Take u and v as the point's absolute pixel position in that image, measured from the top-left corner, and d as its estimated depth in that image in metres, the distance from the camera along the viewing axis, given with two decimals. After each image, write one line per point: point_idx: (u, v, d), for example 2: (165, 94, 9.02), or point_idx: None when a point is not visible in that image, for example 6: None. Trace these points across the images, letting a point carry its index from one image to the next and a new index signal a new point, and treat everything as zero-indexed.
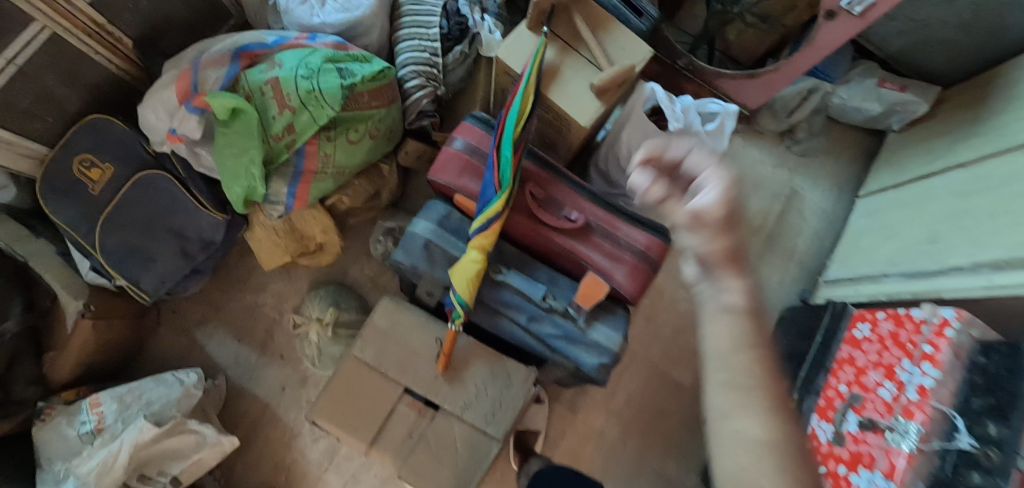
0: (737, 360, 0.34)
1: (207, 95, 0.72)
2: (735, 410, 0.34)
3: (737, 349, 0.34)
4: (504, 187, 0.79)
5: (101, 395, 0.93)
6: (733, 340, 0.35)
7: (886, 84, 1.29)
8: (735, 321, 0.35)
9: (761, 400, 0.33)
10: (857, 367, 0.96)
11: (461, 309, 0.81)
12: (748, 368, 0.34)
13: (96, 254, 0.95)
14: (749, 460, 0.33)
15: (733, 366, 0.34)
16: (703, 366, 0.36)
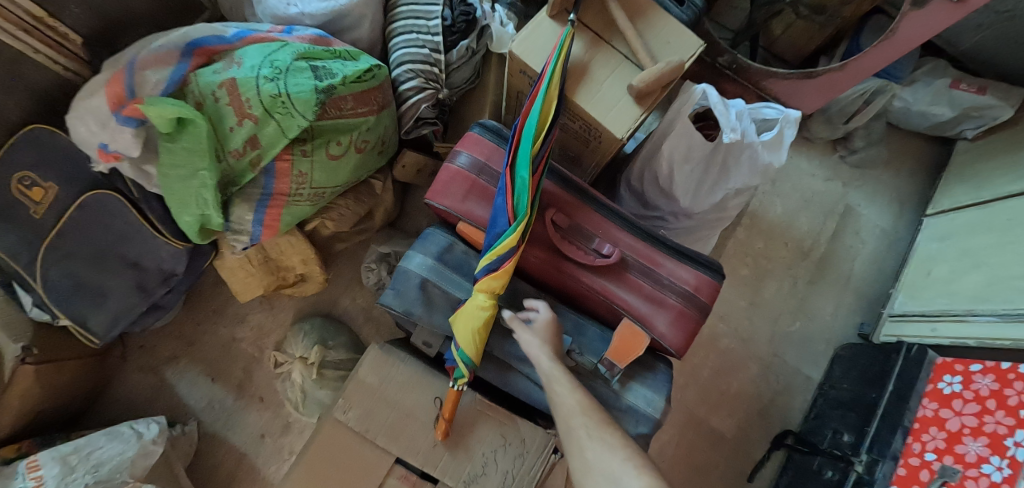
0: (564, 389, 0.55)
1: (142, 103, 0.57)
2: (584, 429, 0.51)
3: (558, 382, 0.56)
4: (520, 218, 0.61)
5: (41, 456, 0.77)
6: (554, 373, 0.58)
7: (960, 85, 1.11)
8: (551, 352, 0.61)
9: (580, 399, 0.54)
10: (950, 431, 0.78)
11: (464, 367, 0.65)
12: (570, 385, 0.56)
13: (37, 288, 0.80)
14: (613, 468, 0.47)
15: (558, 390, 0.56)
16: (557, 411, 0.55)
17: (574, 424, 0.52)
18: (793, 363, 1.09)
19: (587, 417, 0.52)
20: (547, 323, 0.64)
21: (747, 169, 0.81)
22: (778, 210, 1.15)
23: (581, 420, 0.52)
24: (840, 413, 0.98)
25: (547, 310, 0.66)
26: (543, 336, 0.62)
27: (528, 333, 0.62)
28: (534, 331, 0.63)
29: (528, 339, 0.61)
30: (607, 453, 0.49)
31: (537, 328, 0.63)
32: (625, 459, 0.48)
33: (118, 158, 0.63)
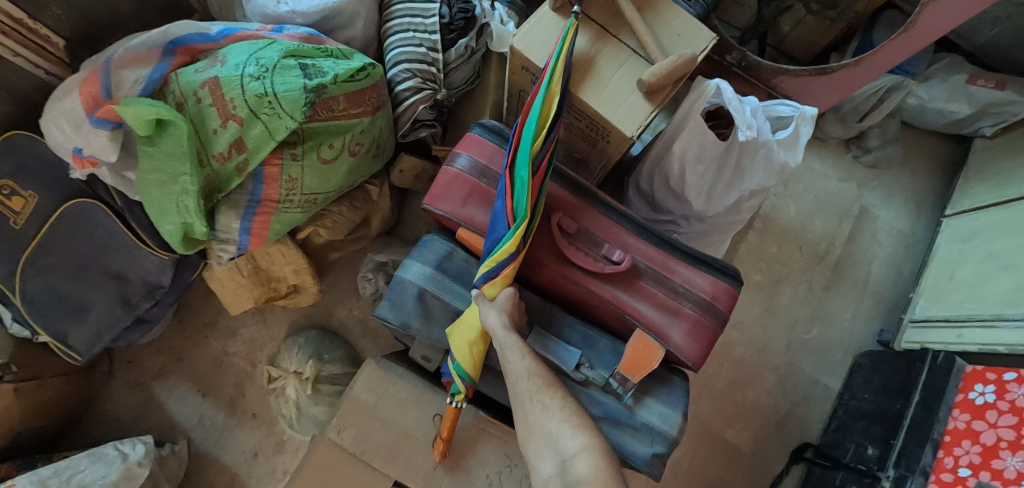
0: (517, 358, 0.54)
1: (116, 103, 0.54)
2: (535, 398, 0.52)
3: (512, 353, 0.54)
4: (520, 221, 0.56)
5: (18, 480, 0.73)
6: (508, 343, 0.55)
7: (977, 81, 1.07)
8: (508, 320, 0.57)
9: (532, 368, 0.53)
10: (985, 446, 0.72)
11: (461, 385, 0.60)
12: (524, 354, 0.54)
13: (16, 302, 0.76)
14: (561, 436, 0.49)
15: (510, 360, 0.54)
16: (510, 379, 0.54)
17: (522, 391, 0.52)
18: (812, 372, 1.04)
19: (535, 385, 0.52)
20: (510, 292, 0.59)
21: (763, 169, 0.77)
22: (791, 213, 1.11)
23: (527, 387, 0.52)
24: (863, 425, 0.93)
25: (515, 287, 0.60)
26: (504, 307, 0.57)
27: (488, 306, 0.57)
28: (494, 301, 0.58)
29: (487, 312, 0.57)
30: (548, 416, 0.50)
31: (497, 297, 0.59)
32: (563, 420, 0.50)
33: (94, 164, 0.59)
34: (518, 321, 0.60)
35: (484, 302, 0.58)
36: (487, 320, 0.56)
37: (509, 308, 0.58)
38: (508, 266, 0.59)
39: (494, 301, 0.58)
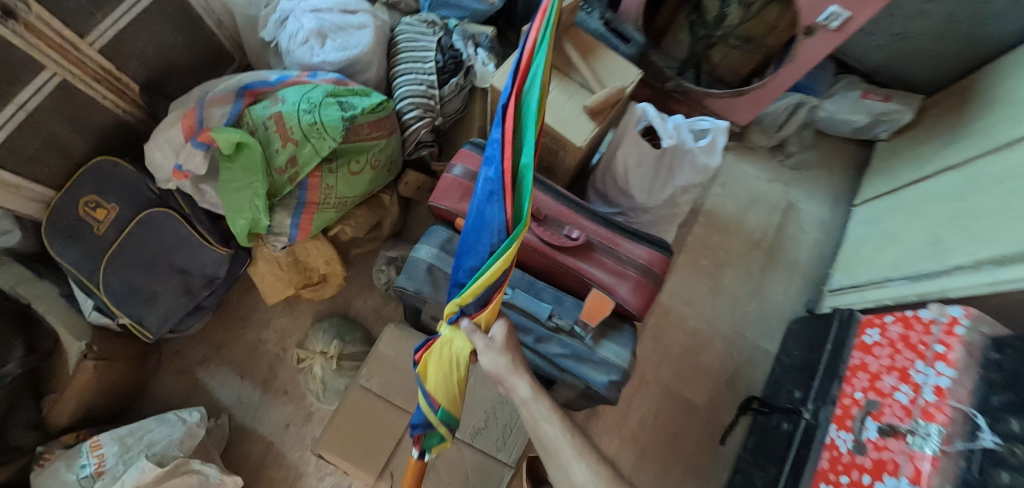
0: (541, 416, 0.58)
1: (212, 131, 0.77)
2: (567, 453, 0.56)
3: (538, 413, 0.59)
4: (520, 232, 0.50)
5: (102, 437, 0.91)
6: (531, 402, 0.59)
7: (869, 96, 1.32)
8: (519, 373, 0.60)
9: (557, 421, 0.58)
10: (871, 373, 0.94)
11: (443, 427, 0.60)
12: (546, 411, 0.59)
13: (99, 293, 0.94)
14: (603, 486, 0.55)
15: (538, 420, 0.58)
16: (536, 434, 0.58)
17: (554, 447, 0.57)
18: (753, 338, 1.24)
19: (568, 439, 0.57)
20: (505, 333, 0.63)
21: (689, 169, 1.01)
22: (730, 208, 1.33)
23: (559, 441, 0.57)
24: (793, 376, 1.12)
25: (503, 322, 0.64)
26: (505, 349, 0.61)
27: (488, 357, 0.59)
28: (494, 345, 0.60)
29: (492, 359, 0.59)
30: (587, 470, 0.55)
31: (497, 342, 0.61)
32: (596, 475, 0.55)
33: (188, 177, 0.82)
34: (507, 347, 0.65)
35: (481, 353, 0.59)
36: (492, 369, 0.59)
37: (512, 355, 0.62)
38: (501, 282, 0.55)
39: (496, 350, 0.60)
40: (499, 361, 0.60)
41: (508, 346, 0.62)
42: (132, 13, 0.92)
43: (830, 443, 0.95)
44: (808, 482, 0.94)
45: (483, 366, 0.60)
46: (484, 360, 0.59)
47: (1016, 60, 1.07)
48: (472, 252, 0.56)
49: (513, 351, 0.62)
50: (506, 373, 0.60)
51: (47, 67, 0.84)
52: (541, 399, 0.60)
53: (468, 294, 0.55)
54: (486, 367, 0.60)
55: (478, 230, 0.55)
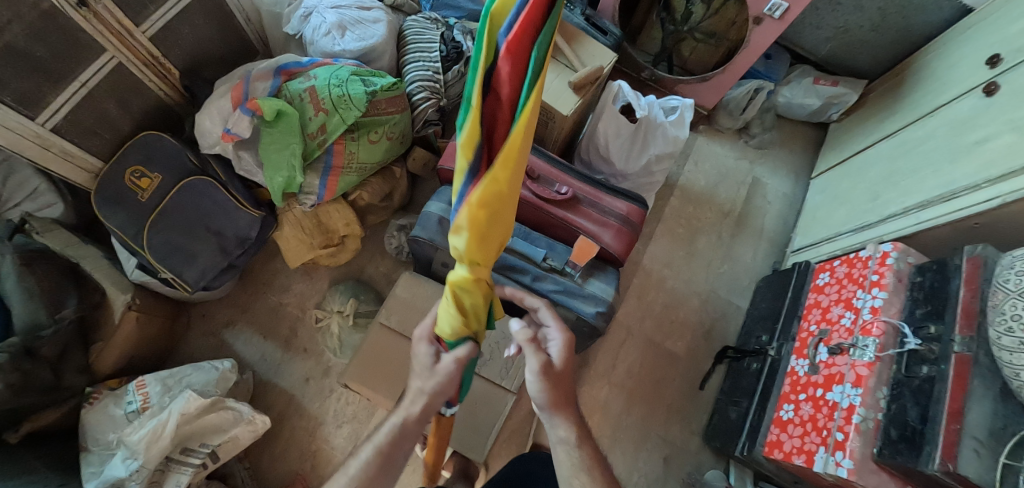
0: (562, 444, 0.70)
1: (259, 100, 0.93)
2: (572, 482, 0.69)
3: (561, 442, 0.70)
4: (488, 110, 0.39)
5: (146, 377, 1.01)
6: (562, 433, 0.70)
7: (821, 81, 1.49)
8: (559, 402, 0.70)
9: (576, 452, 0.70)
10: (822, 307, 1.08)
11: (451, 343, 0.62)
12: (568, 441, 0.70)
13: (143, 252, 1.05)
14: None
15: (560, 449, 0.70)
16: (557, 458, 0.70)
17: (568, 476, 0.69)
18: (726, 295, 1.38)
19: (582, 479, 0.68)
20: (556, 349, 0.71)
21: (662, 139, 1.17)
22: (703, 182, 1.48)
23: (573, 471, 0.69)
24: (761, 323, 1.26)
25: (559, 337, 0.72)
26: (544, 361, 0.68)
27: (536, 374, 0.68)
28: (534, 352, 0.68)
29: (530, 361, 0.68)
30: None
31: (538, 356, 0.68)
32: None
33: (234, 140, 0.96)
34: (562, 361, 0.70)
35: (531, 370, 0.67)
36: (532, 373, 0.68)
37: (554, 377, 0.69)
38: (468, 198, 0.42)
39: (535, 368, 0.68)
40: (534, 380, 0.68)
41: (553, 365, 0.69)
42: (179, 6, 1.04)
43: (791, 371, 1.08)
44: (774, 405, 1.07)
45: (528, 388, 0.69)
46: (529, 376, 0.68)
47: (937, 46, 1.26)
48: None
49: (558, 376, 0.70)
50: (546, 402, 0.69)
51: (107, 50, 0.96)
52: (575, 428, 0.70)
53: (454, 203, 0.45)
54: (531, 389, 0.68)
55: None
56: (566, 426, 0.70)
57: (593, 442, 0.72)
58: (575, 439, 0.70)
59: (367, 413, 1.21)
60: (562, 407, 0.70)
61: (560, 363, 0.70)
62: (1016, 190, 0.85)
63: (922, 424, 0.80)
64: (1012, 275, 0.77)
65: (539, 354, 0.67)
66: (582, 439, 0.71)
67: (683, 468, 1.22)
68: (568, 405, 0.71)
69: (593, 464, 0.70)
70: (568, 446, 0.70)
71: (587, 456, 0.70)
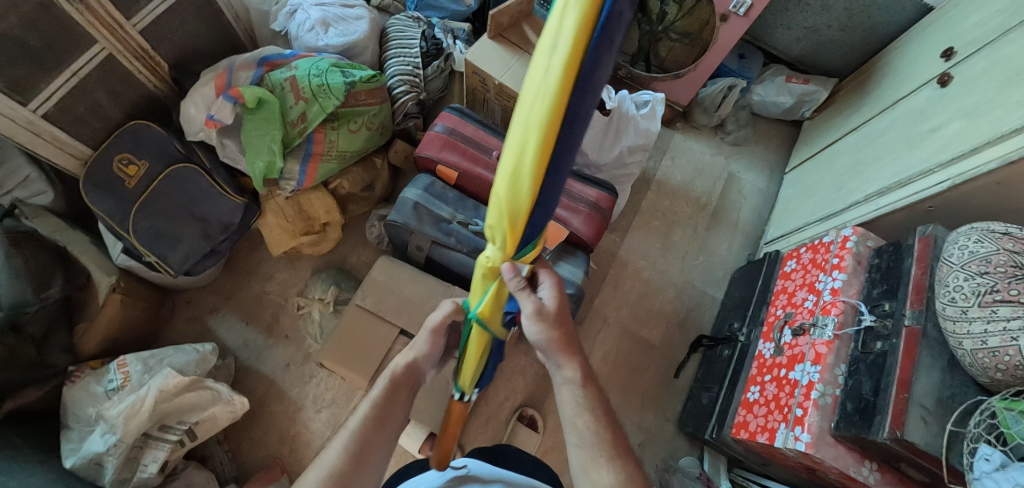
0: (564, 384, 0.69)
1: (241, 88, 0.98)
2: (576, 420, 0.67)
3: (563, 381, 0.69)
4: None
5: (127, 357, 1.04)
6: (565, 373, 0.70)
7: (793, 80, 1.53)
8: (559, 345, 0.69)
9: (578, 391, 0.69)
10: (789, 292, 1.10)
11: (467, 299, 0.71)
12: (569, 382, 0.69)
13: (129, 237, 1.07)
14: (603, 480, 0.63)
15: (562, 389, 0.69)
16: (561, 400, 0.69)
17: (574, 417, 0.68)
18: (701, 286, 1.41)
19: (588, 417, 0.67)
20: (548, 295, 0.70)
21: (634, 132, 1.21)
22: (679, 178, 1.52)
23: (578, 413, 0.67)
24: (733, 311, 1.28)
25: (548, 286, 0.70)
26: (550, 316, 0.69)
27: (532, 321, 0.67)
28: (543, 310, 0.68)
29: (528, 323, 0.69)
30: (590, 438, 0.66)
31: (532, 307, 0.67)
32: (597, 454, 0.65)
33: (217, 126, 1.00)
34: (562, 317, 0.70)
35: (526, 318, 0.67)
36: (532, 330, 0.69)
37: (552, 325, 0.69)
38: None
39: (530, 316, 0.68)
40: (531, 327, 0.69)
41: (551, 311, 0.69)
42: (168, 3, 1.07)
43: (759, 354, 1.10)
44: (742, 388, 1.09)
45: (526, 333, 0.69)
46: (525, 322, 0.68)
47: (900, 43, 1.31)
48: (563, 168, 0.50)
49: (558, 322, 0.69)
50: (547, 344, 0.69)
51: (98, 41, 0.98)
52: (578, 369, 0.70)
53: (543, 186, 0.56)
54: (530, 332, 0.69)
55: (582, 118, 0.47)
56: (568, 366, 0.70)
57: (597, 384, 0.71)
58: (580, 380, 0.69)
59: (346, 398, 1.23)
60: (565, 347, 0.70)
61: (555, 306, 0.69)
62: (963, 173, 0.88)
63: (874, 396, 0.83)
64: (955, 249, 0.80)
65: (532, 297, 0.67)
66: (586, 380, 0.70)
67: (658, 454, 1.23)
68: (568, 343, 0.70)
69: (594, 404, 0.69)
70: (572, 385, 0.69)
71: (588, 396, 0.69)
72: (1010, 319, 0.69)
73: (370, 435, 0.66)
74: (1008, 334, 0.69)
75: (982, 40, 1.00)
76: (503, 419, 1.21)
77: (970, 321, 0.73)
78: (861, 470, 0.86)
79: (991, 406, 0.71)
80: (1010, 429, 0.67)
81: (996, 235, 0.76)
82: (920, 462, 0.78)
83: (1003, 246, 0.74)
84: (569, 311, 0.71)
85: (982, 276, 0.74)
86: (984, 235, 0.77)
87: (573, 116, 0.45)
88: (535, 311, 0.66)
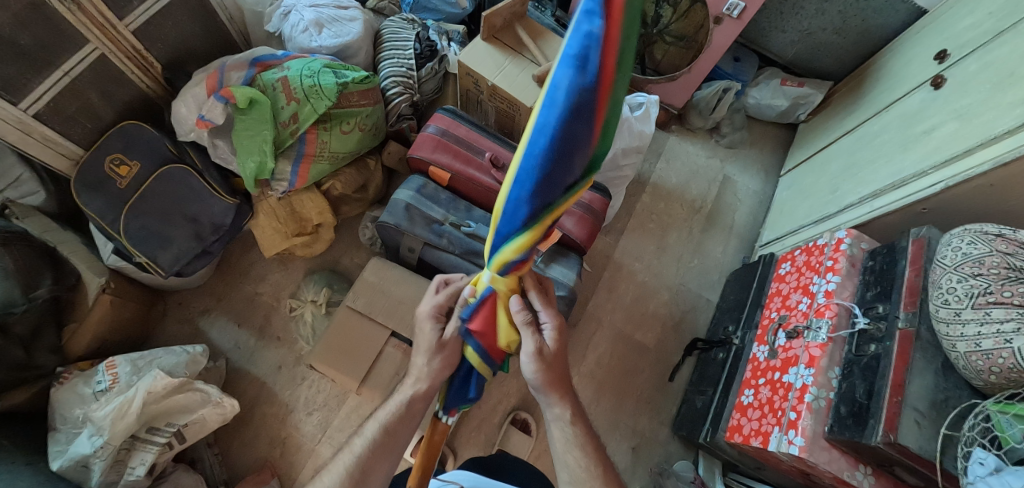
0: (554, 420, 0.73)
1: (232, 88, 0.98)
2: (565, 458, 0.71)
3: (555, 420, 0.73)
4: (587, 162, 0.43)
5: (116, 358, 1.03)
6: (557, 411, 0.73)
7: (787, 83, 1.53)
8: (551, 386, 0.72)
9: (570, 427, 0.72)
10: (783, 295, 1.09)
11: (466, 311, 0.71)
12: (561, 421, 0.72)
13: (119, 238, 1.06)
14: None
15: (553, 428, 0.73)
16: (554, 435, 0.72)
17: (565, 452, 0.71)
18: (695, 289, 1.40)
19: (579, 453, 0.71)
20: (549, 333, 0.71)
21: (628, 134, 1.21)
22: (674, 180, 1.52)
23: (571, 451, 0.71)
24: (727, 315, 1.27)
25: (550, 323, 0.71)
26: (545, 353, 0.70)
27: (530, 361, 0.69)
28: (540, 347, 0.69)
29: (525, 360, 0.70)
30: (578, 476, 0.69)
31: (532, 349, 0.69)
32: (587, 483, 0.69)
33: (208, 126, 1.00)
34: (558, 354, 0.72)
35: (525, 356, 0.69)
36: (528, 367, 0.70)
37: (547, 368, 0.71)
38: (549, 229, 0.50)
39: (529, 358, 0.69)
40: (527, 367, 0.70)
41: (548, 352, 0.70)
42: (161, 4, 1.06)
43: (752, 357, 1.09)
44: (735, 391, 1.09)
45: (523, 371, 0.71)
46: (524, 360, 0.70)
47: (895, 46, 1.31)
48: (526, 213, 0.46)
49: (554, 365, 0.71)
50: (541, 383, 0.71)
51: (90, 42, 0.97)
52: (570, 409, 0.73)
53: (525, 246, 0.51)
54: (527, 372, 0.71)
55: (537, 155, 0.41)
56: (560, 407, 0.72)
57: (586, 419, 0.74)
58: (569, 416, 0.73)
59: (338, 400, 1.22)
60: (557, 388, 0.72)
61: (552, 348, 0.71)
62: (956, 174, 0.88)
63: (868, 399, 0.82)
64: (948, 251, 0.79)
65: (534, 338, 0.68)
66: (575, 416, 0.73)
67: (652, 458, 1.22)
68: (562, 384, 0.73)
69: (585, 438, 0.72)
70: (562, 423, 0.72)
71: (581, 432, 0.72)
72: (1003, 321, 0.68)
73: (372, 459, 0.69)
74: (1002, 336, 0.68)
75: (976, 42, 1.00)
76: (496, 422, 1.20)
77: (964, 323, 0.72)
78: (855, 473, 0.85)
79: (985, 408, 0.71)
80: (1005, 433, 0.66)
81: (988, 237, 0.75)
82: (914, 466, 0.77)
83: (996, 248, 0.74)
84: (564, 348, 0.73)
85: (975, 277, 0.73)
86: (977, 237, 0.76)
87: (535, 156, 0.41)
88: (533, 352, 0.69)
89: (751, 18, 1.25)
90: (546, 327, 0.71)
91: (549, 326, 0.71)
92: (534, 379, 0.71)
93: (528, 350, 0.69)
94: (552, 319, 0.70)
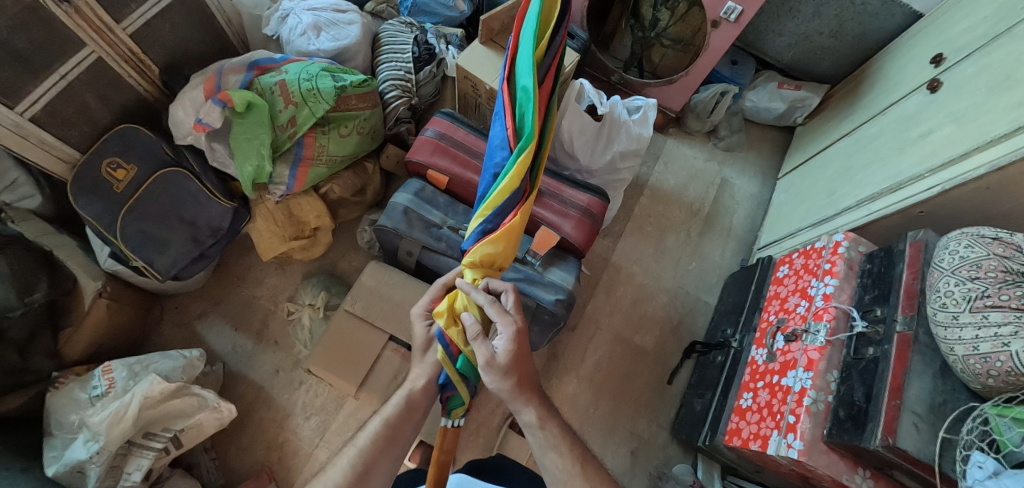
0: (527, 425, 0.72)
1: (230, 92, 0.98)
2: (544, 460, 0.70)
3: (529, 425, 0.71)
4: (527, 138, 0.65)
5: (112, 363, 1.02)
6: (530, 416, 0.71)
7: (784, 86, 1.54)
8: (512, 392, 0.70)
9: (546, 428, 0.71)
10: (781, 298, 1.09)
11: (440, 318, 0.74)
12: (534, 425, 0.71)
13: (116, 241, 1.05)
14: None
15: (529, 431, 0.72)
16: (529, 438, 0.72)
17: (544, 454, 0.70)
18: (694, 292, 1.41)
19: (557, 455, 0.70)
20: (502, 342, 0.68)
21: (626, 137, 1.21)
22: (672, 183, 1.52)
23: (551, 452, 0.70)
24: (726, 318, 1.27)
25: (501, 333, 0.68)
26: (503, 362, 0.67)
27: (485, 373, 0.68)
28: (496, 358, 0.67)
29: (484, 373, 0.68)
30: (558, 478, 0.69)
31: (484, 361, 0.67)
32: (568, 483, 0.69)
33: (206, 130, 1.00)
34: (522, 359, 0.70)
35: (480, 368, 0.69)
36: (489, 378, 0.69)
37: (506, 377, 0.68)
38: (513, 202, 0.70)
39: (483, 371, 0.68)
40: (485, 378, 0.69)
41: (505, 362, 0.68)
42: (159, 7, 1.06)
43: (751, 361, 1.09)
44: (734, 395, 1.09)
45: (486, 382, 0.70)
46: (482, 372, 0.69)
47: (891, 50, 1.32)
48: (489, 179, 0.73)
49: (514, 372, 0.69)
50: (505, 391, 0.70)
51: (87, 45, 0.97)
52: (540, 411, 0.72)
53: (483, 214, 0.72)
54: (489, 383, 0.70)
55: (494, 147, 0.73)
56: (527, 411, 0.71)
57: (558, 418, 0.74)
58: (539, 420, 0.71)
59: (336, 405, 1.21)
60: (521, 395, 0.70)
61: (508, 359, 0.68)
62: (953, 178, 0.88)
63: (866, 402, 0.82)
64: (946, 254, 0.79)
65: (484, 349, 0.67)
66: (544, 419, 0.72)
67: (651, 461, 1.22)
68: (528, 387, 0.71)
69: (567, 438, 0.72)
70: (532, 428, 0.71)
71: (554, 433, 0.71)
72: (1000, 324, 0.69)
73: (376, 456, 0.69)
74: (999, 340, 0.68)
75: (971, 46, 1.01)
76: (494, 426, 1.20)
77: (961, 326, 0.73)
78: (854, 476, 0.85)
79: (983, 412, 0.71)
80: (1003, 436, 0.67)
81: (986, 240, 0.76)
82: (912, 469, 0.77)
83: (993, 251, 0.74)
84: (525, 355, 0.69)
85: (973, 281, 0.74)
86: (974, 240, 0.77)
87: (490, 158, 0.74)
88: (486, 364, 0.67)
89: (749, 21, 1.25)
90: (500, 338, 0.68)
91: (501, 336, 0.68)
92: (500, 389, 0.70)
93: (481, 364, 0.68)
94: (503, 329, 0.68)
